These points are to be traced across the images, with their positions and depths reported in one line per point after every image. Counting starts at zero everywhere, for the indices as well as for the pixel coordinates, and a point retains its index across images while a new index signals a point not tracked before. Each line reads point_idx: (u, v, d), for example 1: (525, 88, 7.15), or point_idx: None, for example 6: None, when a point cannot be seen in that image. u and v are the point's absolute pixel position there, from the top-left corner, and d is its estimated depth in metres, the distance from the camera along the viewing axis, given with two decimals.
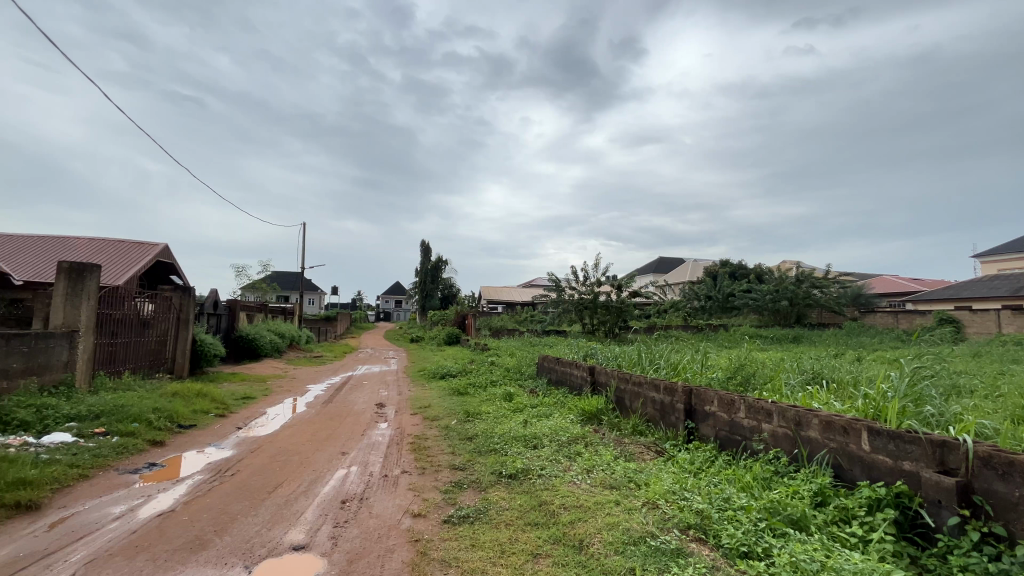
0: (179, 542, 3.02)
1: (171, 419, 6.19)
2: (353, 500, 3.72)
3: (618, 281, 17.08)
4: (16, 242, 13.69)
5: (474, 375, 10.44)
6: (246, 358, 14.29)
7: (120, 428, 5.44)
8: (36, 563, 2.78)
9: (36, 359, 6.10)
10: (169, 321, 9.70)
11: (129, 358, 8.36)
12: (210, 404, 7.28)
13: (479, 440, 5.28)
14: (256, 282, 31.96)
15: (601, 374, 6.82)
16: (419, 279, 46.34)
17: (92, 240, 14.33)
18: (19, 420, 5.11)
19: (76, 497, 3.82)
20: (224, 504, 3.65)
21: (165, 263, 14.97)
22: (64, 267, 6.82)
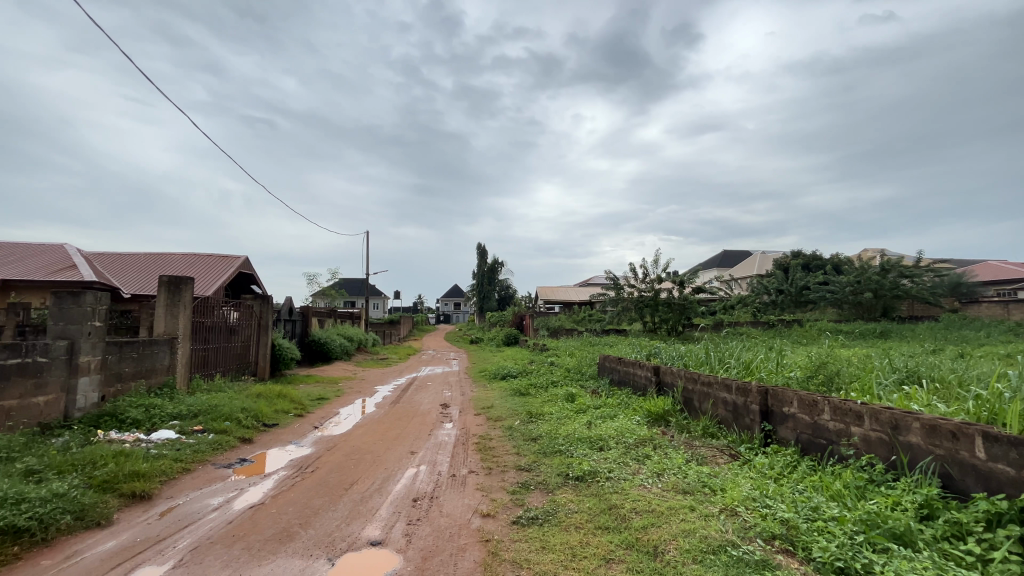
0: (269, 533, 3.24)
1: (257, 417, 6.69)
2: (424, 498, 3.83)
3: (680, 276, 16.45)
4: (124, 259, 15.39)
5: (535, 376, 10.44)
6: (320, 360, 15.19)
7: (215, 426, 5.95)
8: (151, 548, 3.10)
9: (143, 363, 6.81)
10: (251, 327, 10.50)
11: (219, 363, 9.14)
12: (290, 404, 7.80)
13: (544, 441, 5.25)
14: (326, 289, 34.03)
15: (666, 374, 6.58)
16: (477, 281, 47.20)
17: (185, 255, 15.84)
18: (131, 418, 5.73)
19: (181, 488, 4.22)
20: (306, 499, 3.87)
21: (247, 274, 16.25)
22: (164, 281, 7.57)
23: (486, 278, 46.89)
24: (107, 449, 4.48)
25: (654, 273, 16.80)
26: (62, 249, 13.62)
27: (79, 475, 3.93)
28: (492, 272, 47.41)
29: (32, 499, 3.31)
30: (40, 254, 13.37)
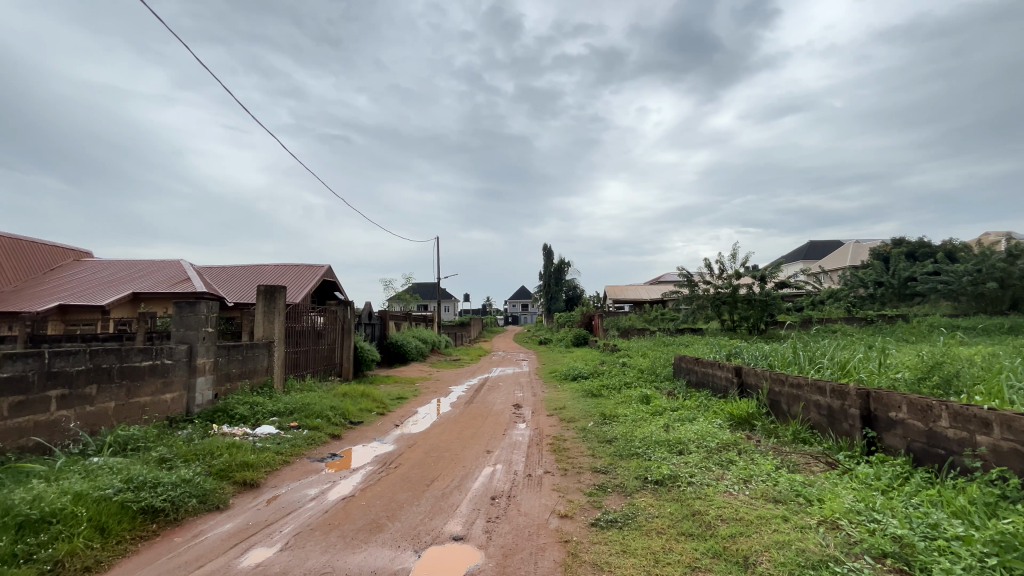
0: (360, 523, 3.47)
1: (344, 415, 7.19)
2: (502, 496, 3.91)
3: (761, 271, 15.41)
4: (227, 271, 17.15)
5: (607, 376, 10.26)
6: (397, 362, 15.97)
7: (308, 423, 6.47)
8: (261, 531, 3.44)
9: (247, 365, 7.55)
10: (336, 331, 11.27)
11: (309, 364, 9.91)
12: (372, 403, 8.28)
13: (619, 443, 5.15)
14: (400, 294, 35.79)
15: (750, 375, 6.20)
16: (544, 282, 47.29)
17: (277, 266, 17.37)
18: (239, 414, 6.38)
19: (282, 479, 4.64)
20: (391, 493, 4.10)
21: (330, 282, 17.49)
22: (261, 290, 8.36)
23: (552, 279, 46.76)
24: (221, 441, 5.02)
25: (731, 268, 15.87)
26: (178, 265, 15.46)
27: (201, 464, 4.45)
28: (559, 272, 47.24)
29: (165, 483, 3.79)
30: (161, 269, 15.26)
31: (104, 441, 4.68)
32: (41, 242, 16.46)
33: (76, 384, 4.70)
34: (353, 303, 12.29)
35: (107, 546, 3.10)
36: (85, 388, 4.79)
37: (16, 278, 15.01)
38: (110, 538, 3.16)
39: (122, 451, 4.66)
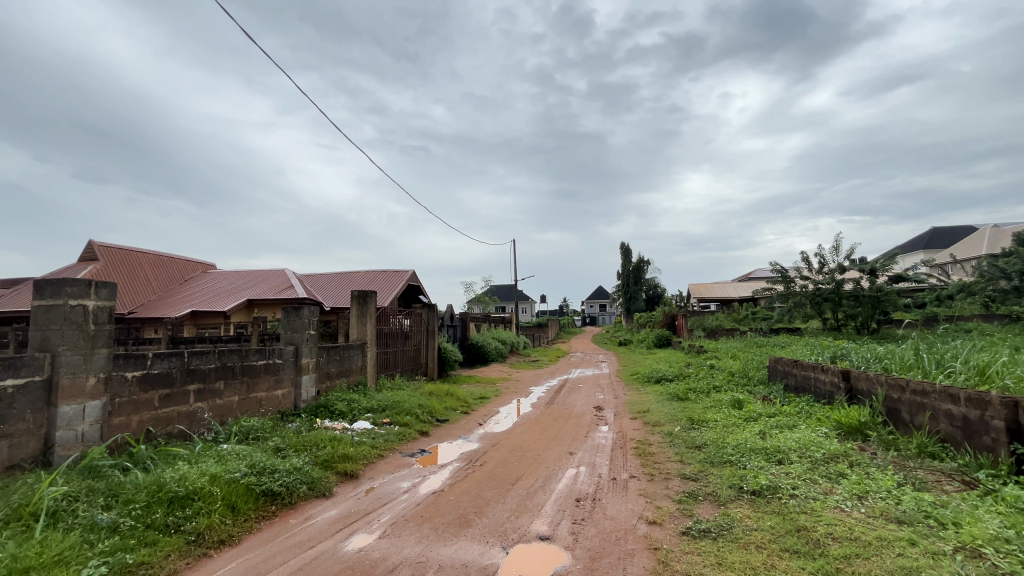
0: (450, 517, 3.63)
1: (431, 413, 7.54)
2: (587, 499, 3.87)
3: (871, 263, 13.79)
4: (324, 278, 18.70)
5: (694, 379, 9.75)
6: (478, 363, 16.41)
7: (399, 419, 6.87)
8: (361, 519, 3.70)
9: (344, 364, 8.18)
10: (421, 333, 11.83)
11: (398, 364, 10.50)
12: (456, 402, 8.59)
13: (709, 450, 4.88)
14: (479, 296, 36.83)
15: (861, 380, 5.58)
16: (623, 281, 46.11)
17: (366, 273, 18.64)
18: (339, 409, 6.94)
19: (378, 471, 4.98)
20: (478, 490, 4.23)
21: (414, 286, 18.44)
22: (355, 295, 9.03)
23: (631, 278, 45.47)
24: (324, 434, 5.49)
25: (834, 261, 14.42)
26: (283, 273, 17.15)
27: (309, 454, 4.91)
28: (638, 270, 45.79)
29: (281, 470, 4.23)
30: (270, 278, 17.02)
31: (231, 431, 5.32)
32: (176, 257, 19.07)
33: (208, 380, 5.37)
34: (435, 306, 12.83)
35: (236, 522, 3.53)
36: (214, 383, 5.47)
37: (158, 288, 17.54)
38: (239, 516, 3.59)
39: (244, 440, 5.26)
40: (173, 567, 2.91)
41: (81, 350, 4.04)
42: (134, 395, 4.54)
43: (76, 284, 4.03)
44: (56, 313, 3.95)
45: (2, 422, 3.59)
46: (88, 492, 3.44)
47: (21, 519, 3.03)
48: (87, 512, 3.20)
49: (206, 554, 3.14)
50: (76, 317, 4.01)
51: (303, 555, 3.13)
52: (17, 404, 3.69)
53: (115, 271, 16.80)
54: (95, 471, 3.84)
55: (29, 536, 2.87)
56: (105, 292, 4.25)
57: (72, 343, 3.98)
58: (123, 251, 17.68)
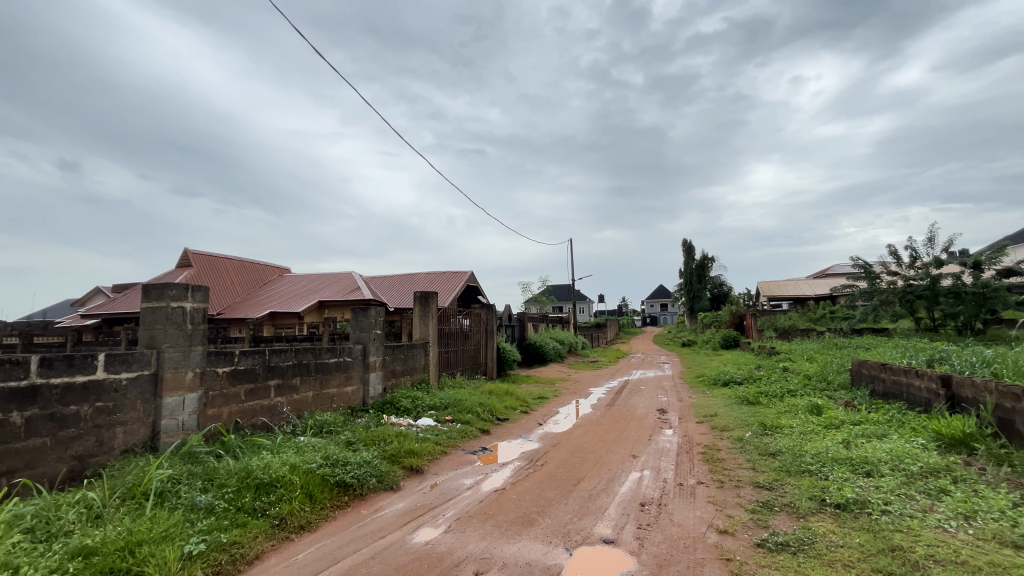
0: (513, 515, 3.66)
1: (491, 412, 7.65)
2: (652, 504, 3.76)
3: (975, 256, 12.27)
4: (388, 280, 19.52)
5: (765, 382, 9.18)
6: (536, 363, 16.45)
7: (461, 417, 7.03)
8: (427, 513, 3.82)
9: (408, 363, 8.49)
10: (480, 332, 12.02)
11: (458, 363, 10.75)
12: (516, 402, 8.66)
13: (785, 458, 4.58)
14: (536, 296, 36.95)
15: (965, 387, 5.00)
16: (685, 280, 44.35)
17: (427, 274, 19.24)
18: (404, 406, 7.22)
19: (442, 467, 5.13)
20: (539, 489, 4.24)
21: (473, 287, 18.81)
22: (418, 295, 9.35)
23: (694, 276, 43.66)
24: (391, 429, 5.73)
25: (929, 254, 13.04)
26: (350, 276, 18.09)
27: (378, 448, 5.14)
28: (702, 268, 43.87)
29: (352, 463, 4.47)
30: (339, 280, 18.02)
31: (307, 424, 5.69)
32: (257, 262, 20.69)
33: (286, 376, 5.77)
34: (494, 306, 13.00)
35: (314, 510, 3.76)
36: (292, 379, 5.87)
37: (241, 291, 19.11)
38: (316, 504, 3.83)
39: (319, 433, 5.61)
40: (260, 548, 3.16)
41: (180, 348, 4.48)
42: (224, 389, 4.97)
43: (176, 288, 4.47)
44: (160, 314, 4.40)
45: (119, 410, 4.06)
46: (188, 475, 3.82)
47: (135, 497, 3.41)
48: (187, 494, 3.54)
49: (288, 538, 3.38)
50: (176, 317, 4.44)
51: (373, 545, 3.28)
52: (131, 395, 4.16)
53: (206, 275, 18.51)
54: (193, 456, 4.25)
55: (141, 513, 3.22)
56: (200, 295, 4.68)
57: (174, 341, 4.44)
58: (212, 258, 19.44)
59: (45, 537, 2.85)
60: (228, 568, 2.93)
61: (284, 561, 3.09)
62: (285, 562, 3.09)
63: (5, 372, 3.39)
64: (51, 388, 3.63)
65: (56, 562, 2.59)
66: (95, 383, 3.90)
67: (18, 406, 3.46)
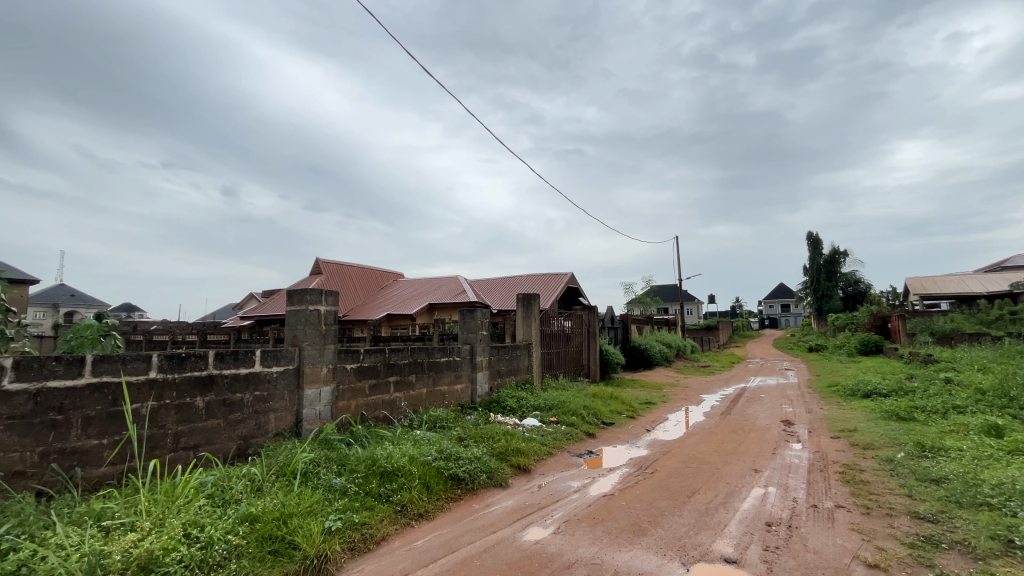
0: (624, 523, 3.56)
1: (597, 415, 7.53)
2: (780, 525, 3.41)
3: None
4: (491, 283, 20.20)
5: (921, 396, 7.83)
6: (642, 366, 15.90)
7: (566, 419, 7.02)
8: (536, 513, 3.88)
9: (512, 363, 8.69)
10: (582, 334, 11.91)
11: (561, 365, 10.77)
12: (621, 406, 8.43)
13: (953, 487, 3.86)
14: (639, 297, 35.71)
15: None
16: (811, 277, 39.64)
17: (527, 276, 19.56)
18: (510, 405, 7.41)
19: (549, 468, 5.18)
20: (651, 498, 4.06)
21: (573, 288, 18.72)
22: (520, 297, 9.52)
23: (822, 273, 38.90)
24: (499, 428, 5.90)
25: None
26: (456, 280, 19.05)
27: (487, 445, 5.33)
28: (833, 263, 38.84)
29: (464, 458, 4.68)
30: (445, 284, 19.08)
31: (421, 419, 6.09)
32: (375, 268, 22.73)
33: (403, 373, 6.24)
34: (595, 308, 12.78)
35: (430, 500, 4.01)
36: (408, 376, 6.32)
37: (362, 295, 21.14)
38: (433, 494, 4.08)
39: (433, 427, 5.99)
40: (385, 531, 3.46)
41: (317, 345, 5.08)
42: (352, 383, 5.51)
43: (312, 292, 5.05)
44: (301, 316, 5.02)
45: (271, 399, 4.71)
46: (327, 459, 4.30)
47: (285, 475, 3.93)
48: (325, 476, 3.99)
49: (409, 524, 3.66)
50: (313, 319, 5.05)
51: (486, 538, 3.40)
52: (280, 386, 4.79)
53: (335, 281, 20.77)
54: (328, 442, 4.79)
55: (291, 489, 3.71)
56: (332, 299, 5.24)
57: (312, 340, 5.04)
58: (339, 265, 21.75)
59: (222, 502, 3.41)
60: (360, 546, 3.25)
61: (406, 545, 3.35)
62: (407, 546, 3.34)
63: (191, 363, 4.09)
64: (222, 378, 4.32)
65: (230, 524, 3.08)
66: (253, 375, 4.56)
67: (200, 392, 4.15)
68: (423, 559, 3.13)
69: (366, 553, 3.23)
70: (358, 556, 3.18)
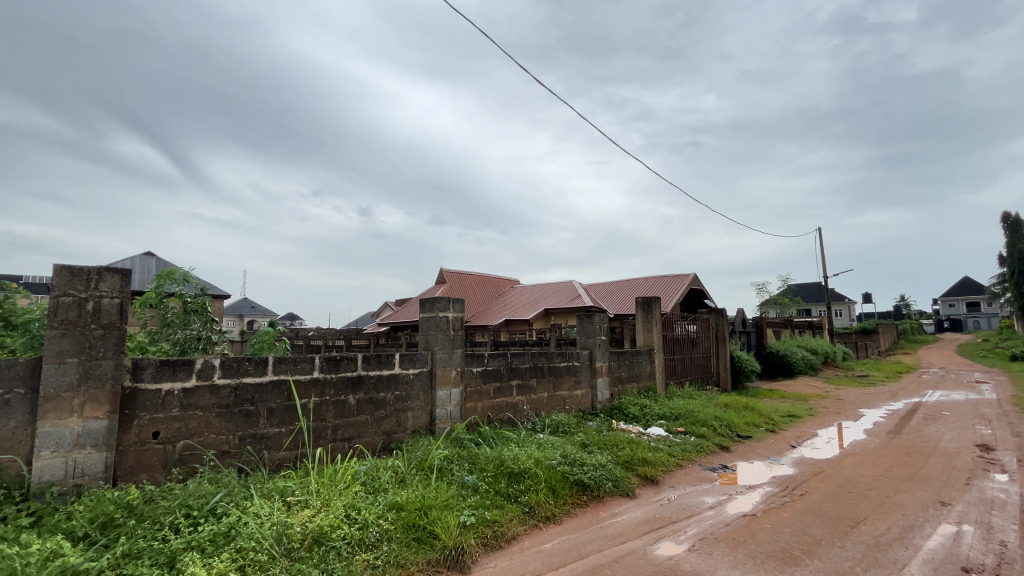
0: (770, 548, 3.22)
1: (730, 427, 6.93)
2: (983, 573, 2.79)
3: None
4: (607, 286, 19.78)
5: None
6: (781, 374, 14.26)
7: (695, 430, 6.57)
8: (667, 527, 3.68)
9: (633, 369, 8.41)
10: (709, 339, 11.09)
11: (687, 372, 10.14)
12: (759, 418, 7.63)
13: None
14: (774, 297, 32.28)
15: None
16: (1011, 268, 32.05)
17: (646, 279, 18.84)
18: (633, 413, 7.17)
19: (679, 481, 4.90)
20: (803, 524, 3.61)
21: (697, 290, 17.58)
22: (640, 301, 9.20)
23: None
24: (623, 436, 5.74)
25: None
26: (572, 284, 19.07)
27: (611, 453, 5.20)
28: None
29: (589, 464, 4.64)
30: (561, 289, 19.20)
31: (544, 422, 6.19)
32: (494, 276, 23.77)
33: (525, 377, 6.40)
34: (723, 311, 11.81)
35: (557, 504, 4.05)
36: (530, 380, 6.47)
37: (483, 302, 22.22)
38: (560, 499, 4.11)
39: (555, 431, 6.05)
40: (515, 530, 3.58)
41: (447, 349, 5.45)
42: (478, 385, 5.81)
43: (441, 300, 5.44)
44: (433, 322, 5.46)
45: (409, 398, 5.17)
46: (459, 457, 4.57)
47: (424, 469, 4.27)
48: (458, 473, 4.26)
49: (537, 526, 3.74)
50: (443, 325, 5.44)
51: (615, 548, 3.33)
52: (416, 386, 5.24)
53: (457, 289, 22.10)
54: (459, 441, 5.10)
55: (429, 482, 4.03)
56: (459, 306, 5.58)
57: (442, 345, 5.43)
58: (460, 274, 23.10)
59: (373, 489, 3.83)
60: (493, 543, 3.40)
61: (535, 546, 3.42)
62: (536, 548, 3.41)
63: (345, 365, 4.68)
64: (369, 378, 4.85)
65: (381, 510, 3.44)
66: (394, 375, 5.06)
67: (352, 390, 4.72)
68: (554, 562, 3.16)
69: (499, 549, 3.37)
70: (492, 552, 3.34)
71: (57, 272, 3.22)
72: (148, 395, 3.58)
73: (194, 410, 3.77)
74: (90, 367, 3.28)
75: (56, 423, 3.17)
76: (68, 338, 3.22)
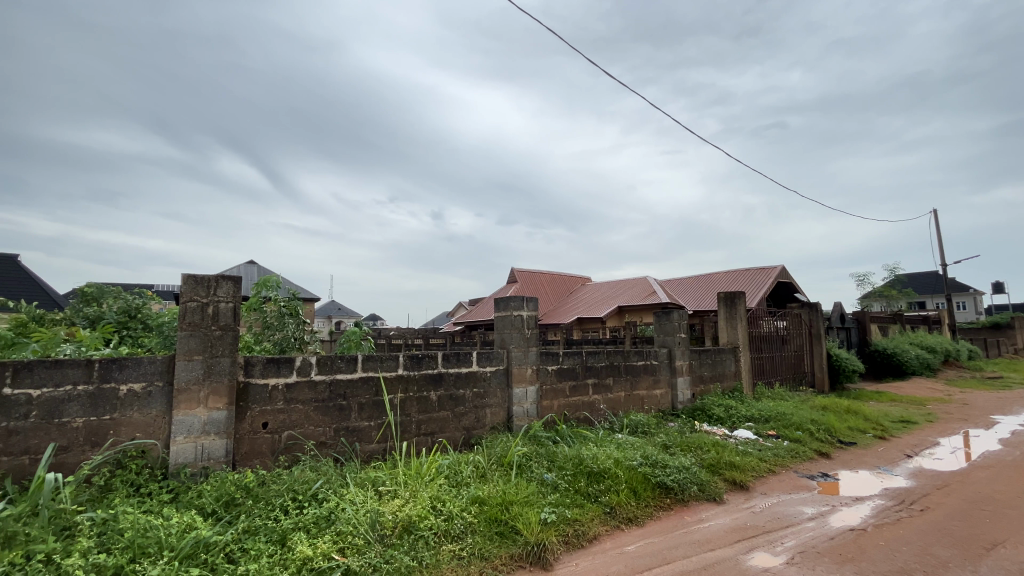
0: (884, 567, 2.91)
1: (830, 432, 6.35)
2: None
3: None
4: (684, 282, 18.90)
5: None
6: (890, 375, 12.80)
7: (788, 434, 6.10)
8: (762, 537, 3.45)
9: (717, 368, 7.98)
10: (802, 336, 10.22)
11: (777, 372, 9.44)
12: (865, 423, 6.90)
13: None
14: (879, 291, 28.99)
15: None
16: None
17: (728, 273, 17.76)
18: (717, 415, 6.81)
19: (772, 488, 4.58)
20: (924, 543, 3.22)
21: (786, 284, 16.27)
22: (722, 296, 8.70)
23: None
24: (707, 438, 5.46)
25: None
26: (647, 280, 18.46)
27: (695, 456, 4.97)
28: None
29: (672, 467, 4.46)
30: (635, 285, 18.65)
31: (622, 422, 6.06)
32: (566, 274, 23.62)
33: (602, 376, 6.30)
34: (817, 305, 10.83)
35: (639, 506, 3.95)
36: (606, 379, 6.36)
37: (556, 300, 22.19)
38: (641, 501, 4.00)
39: (634, 432, 5.90)
40: (596, 530, 3.54)
41: (522, 347, 5.51)
42: (554, 384, 5.82)
43: (515, 299, 5.51)
44: (507, 320, 5.54)
45: (487, 395, 5.29)
46: (537, 454, 4.61)
47: (504, 466, 4.35)
48: (537, 470, 4.30)
49: (619, 527, 3.68)
50: (517, 323, 5.51)
51: (704, 555, 3.18)
52: (493, 383, 5.35)
53: (529, 288, 22.26)
54: (537, 439, 5.15)
55: (510, 478, 4.11)
56: (533, 304, 5.61)
57: (518, 343, 5.50)
58: (532, 273, 23.20)
59: (456, 483, 3.97)
60: (574, 541, 3.40)
61: (616, 548, 3.36)
62: (618, 549, 3.35)
63: (426, 362, 4.90)
64: (449, 375, 5.04)
65: (464, 503, 3.56)
66: (472, 373, 5.20)
67: (433, 387, 4.93)
68: (637, 564, 3.09)
69: (580, 548, 3.37)
70: (573, 551, 3.33)
71: (185, 280, 3.68)
72: (258, 389, 3.99)
73: (296, 403, 4.14)
74: (212, 364, 3.72)
75: (187, 412, 3.63)
76: (194, 339, 3.67)
